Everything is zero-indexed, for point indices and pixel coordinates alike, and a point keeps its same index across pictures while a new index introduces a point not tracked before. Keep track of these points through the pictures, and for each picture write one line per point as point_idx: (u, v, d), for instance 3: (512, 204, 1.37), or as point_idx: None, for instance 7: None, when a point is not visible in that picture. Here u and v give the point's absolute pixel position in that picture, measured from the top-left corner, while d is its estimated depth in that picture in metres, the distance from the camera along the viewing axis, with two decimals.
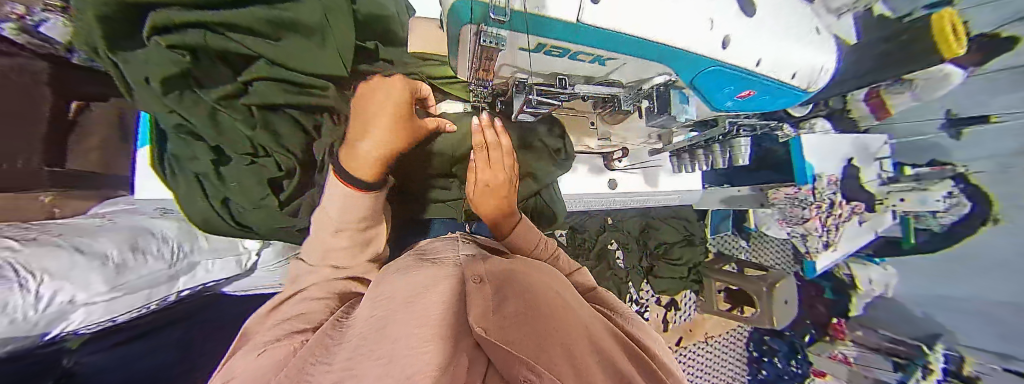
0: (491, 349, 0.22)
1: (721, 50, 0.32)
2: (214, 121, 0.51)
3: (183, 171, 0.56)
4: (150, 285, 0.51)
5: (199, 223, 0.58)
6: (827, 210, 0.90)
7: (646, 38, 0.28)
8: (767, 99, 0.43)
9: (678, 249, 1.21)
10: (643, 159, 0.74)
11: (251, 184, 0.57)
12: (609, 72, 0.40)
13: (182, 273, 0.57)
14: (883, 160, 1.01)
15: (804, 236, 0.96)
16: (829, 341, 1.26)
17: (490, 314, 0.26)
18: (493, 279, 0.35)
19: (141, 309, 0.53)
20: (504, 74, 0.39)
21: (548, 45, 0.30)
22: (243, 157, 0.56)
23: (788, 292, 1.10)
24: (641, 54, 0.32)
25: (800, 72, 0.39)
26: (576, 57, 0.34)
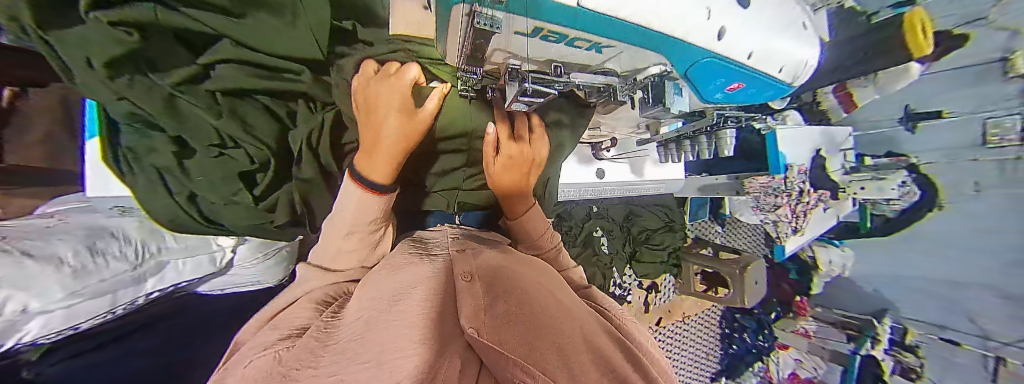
0: (483, 349, 0.22)
1: (716, 43, 0.25)
2: (174, 110, 0.46)
3: (141, 166, 0.50)
4: (115, 289, 0.48)
5: (165, 222, 0.54)
6: (796, 198, 0.95)
7: (664, 33, 0.22)
8: (754, 93, 0.40)
9: (659, 234, 1.27)
10: (631, 149, 0.76)
11: (221, 177, 0.54)
12: (606, 60, 0.33)
13: (150, 275, 0.54)
14: (846, 151, 1.08)
15: (776, 222, 1.04)
16: (793, 317, 1.37)
17: (481, 313, 0.26)
18: (483, 276, 0.35)
19: (106, 315, 0.50)
20: (495, 60, 0.34)
21: (547, 29, 0.23)
22: (210, 149, 0.52)
23: (758, 273, 1.18)
24: (650, 46, 0.25)
25: (787, 67, 0.34)
26: (573, 44, 0.27)
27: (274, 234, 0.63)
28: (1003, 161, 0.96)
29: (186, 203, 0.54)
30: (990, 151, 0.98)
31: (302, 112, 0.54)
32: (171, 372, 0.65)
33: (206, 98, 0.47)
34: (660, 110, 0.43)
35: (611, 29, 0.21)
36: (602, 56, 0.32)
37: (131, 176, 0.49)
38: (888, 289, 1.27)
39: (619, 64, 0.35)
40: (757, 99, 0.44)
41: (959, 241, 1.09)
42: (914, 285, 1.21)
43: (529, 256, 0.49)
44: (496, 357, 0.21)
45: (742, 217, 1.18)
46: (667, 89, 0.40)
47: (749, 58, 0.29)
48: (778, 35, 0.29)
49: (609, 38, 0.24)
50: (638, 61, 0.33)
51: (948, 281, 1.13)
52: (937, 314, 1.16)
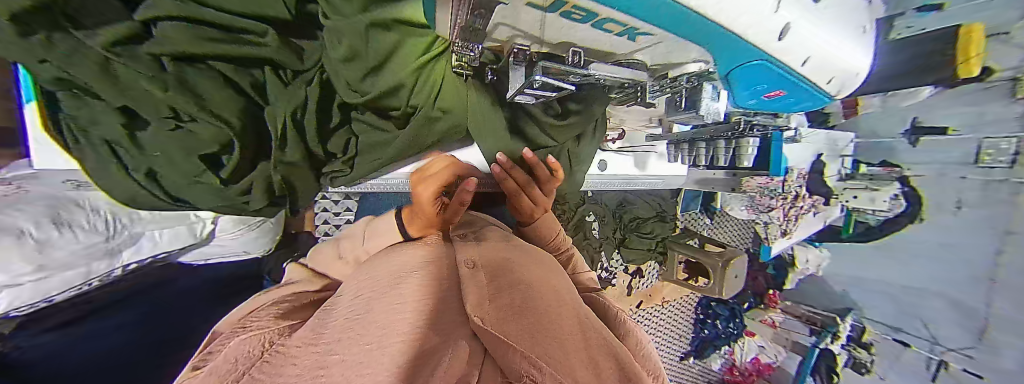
0: (487, 338, 0.24)
1: (776, 43, 0.23)
2: (115, 78, 0.34)
3: (86, 138, 0.38)
4: (86, 263, 0.45)
5: (124, 200, 0.43)
6: (791, 201, 0.95)
7: (725, 25, 0.19)
8: (791, 101, 0.38)
9: (650, 224, 1.28)
10: (638, 142, 0.75)
11: (180, 156, 0.42)
12: (637, 49, 0.30)
13: (124, 247, 0.51)
14: (845, 157, 1.07)
15: (766, 223, 1.05)
16: (764, 308, 1.45)
17: (486, 302, 0.27)
18: (486, 263, 0.35)
19: (82, 287, 0.48)
20: (499, 37, 0.29)
21: (572, 4, 0.18)
22: (164, 122, 0.39)
23: (739, 268, 1.23)
24: (695, 39, 0.22)
25: (838, 77, 0.33)
26: (603, 26, 0.23)
27: (252, 214, 0.52)
28: (987, 180, 0.98)
29: (144, 181, 0.42)
30: (978, 169, 1.00)
31: (274, 84, 0.43)
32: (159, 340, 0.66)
33: (151, 65, 0.33)
34: (691, 116, 0.40)
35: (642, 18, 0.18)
36: (636, 44, 0.28)
37: (78, 151, 0.39)
38: (855, 291, 1.37)
39: (651, 53, 0.32)
40: (789, 111, 0.43)
41: (929, 252, 1.16)
42: (877, 287, 1.31)
43: (531, 246, 0.49)
44: (502, 346, 0.22)
45: (732, 212, 1.18)
46: (705, 92, 0.37)
47: (802, 64, 0.28)
48: (835, 35, 0.27)
49: (650, 24, 0.20)
50: (677, 53, 0.31)
51: (910, 289, 1.22)
52: (895, 315, 1.27)
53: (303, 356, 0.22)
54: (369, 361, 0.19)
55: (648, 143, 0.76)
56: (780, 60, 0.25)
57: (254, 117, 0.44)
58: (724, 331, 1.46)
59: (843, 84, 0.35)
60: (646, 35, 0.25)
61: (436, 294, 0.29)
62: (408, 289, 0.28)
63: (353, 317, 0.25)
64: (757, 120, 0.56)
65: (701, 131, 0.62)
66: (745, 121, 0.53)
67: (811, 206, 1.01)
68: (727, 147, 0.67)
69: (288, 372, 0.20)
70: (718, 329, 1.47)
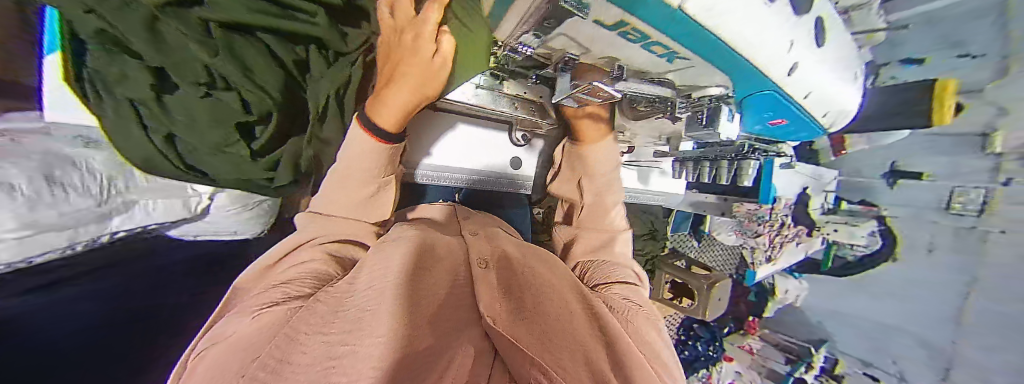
0: (498, 339, 0.26)
1: (786, 76, 0.28)
2: (159, 37, 0.33)
3: (112, 96, 0.35)
4: (76, 224, 0.44)
5: (136, 163, 0.40)
6: (778, 229, 0.99)
7: (744, 53, 0.21)
8: (789, 129, 0.44)
9: (642, 241, 1.30)
10: (644, 158, 0.76)
11: (208, 124, 0.39)
12: (670, 70, 0.32)
13: (116, 212, 0.49)
14: (828, 193, 1.14)
15: (753, 248, 1.09)
16: (743, 334, 1.50)
17: (497, 305, 0.30)
18: (497, 266, 0.38)
19: (67, 249, 0.46)
20: (554, 46, 0.30)
21: (630, 26, 0.20)
22: (196, 89, 0.37)
23: (722, 291, 1.25)
24: (718, 64, 0.25)
25: (830, 112, 0.38)
26: (648, 47, 0.25)
27: (269, 191, 0.51)
28: (958, 227, 1.09)
29: (162, 144, 0.39)
30: (948, 216, 1.11)
31: (318, 63, 0.42)
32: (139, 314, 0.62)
33: (197, 29, 0.33)
34: (710, 132, 0.42)
35: (684, 42, 0.21)
36: (668, 66, 0.31)
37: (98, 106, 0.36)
38: (831, 324, 1.42)
39: (680, 75, 0.33)
40: (789, 136, 0.49)
41: (899, 290, 1.23)
42: (852, 322, 1.36)
43: (542, 248, 0.50)
44: (510, 350, 0.24)
45: (719, 236, 1.20)
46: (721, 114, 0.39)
47: (805, 96, 0.33)
48: (825, 67, 0.32)
49: (691, 50, 0.22)
50: (699, 79, 0.33)
51: (883, 324, 1.29)
52: (865, 350, 1.34)
53: (312, 343, 0.22)
54: (377, 356, 0.19)
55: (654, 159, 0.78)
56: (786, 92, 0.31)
57: (293, 93, 0.43)
58: (704, 353, 1.42)
59: (834, 117, 0.41)
60: (681, 60, 0.28)
61: (451, 298, 0.32)
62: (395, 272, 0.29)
63: (369, 304, 0.25)
64: (757, 146, 0.60)
65: (706, 151, 0.64)
66: (749, 143, 0.55)
67: (795, 235, 1.05)
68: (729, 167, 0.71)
69: (299, 360, 0.20)
70: (698, 351, 1.44)
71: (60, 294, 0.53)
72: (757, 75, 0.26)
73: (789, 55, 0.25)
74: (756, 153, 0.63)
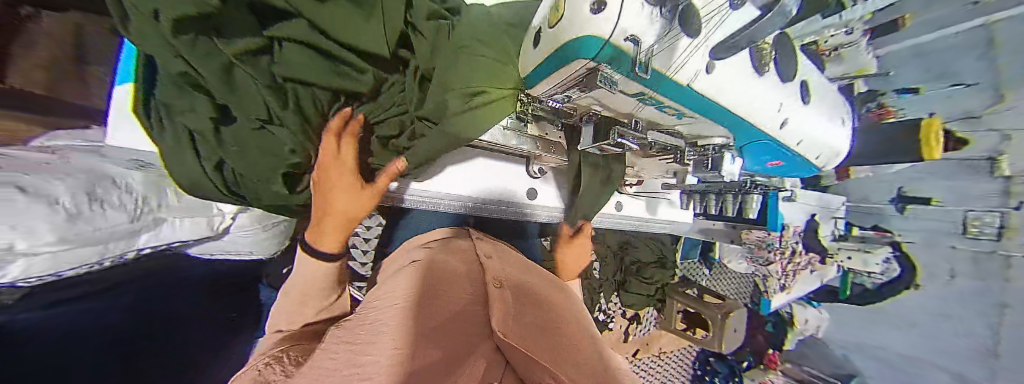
0: (510, 351, 0.24)
1: (778, 128, 0.39)
2: (230, 79, 0.36)
3: (173, 124, 0.38)
4: (109, 239, 0.45)
5: (183, 184, 0.41)
6: (789, 256, 0.95)
7: (725, 105, 0.33)
8: (786, 169, 0.49)
9: (650, 269, 1.26)
10: (651, 189, 0.79)
11: (258, 152, 0.43)
12: (680, 124, 0.40)
13: (146, 229, 0.51)
14: (837, 219, 1.11)
15: (765, 276, 1.07)
16: (763, 369, 1.35)
17: (511, 317, 0.28)
18: (510, 283, 0.36)
19: (92, 265, 0.47)
20: (580, 103, 0.38)
21: (648, 95, 0.32)
22: (252, 122, 0.41)
23: (738, 322, 1.17)
24: (715, 116, 0.35)
25: (823, 154, 0.46)
26: (663, 109, 0.35)
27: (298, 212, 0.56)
28: (977, 252, 1.05)
29: (212, 172, 0.41)
30: (967, 240, 1.07)
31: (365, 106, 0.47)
32: (150, 334, 0.61)
33: (266, 74, 0.37)
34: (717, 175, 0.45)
35: (686, 103, 0.32)
36: (678, 121, 0.38)
37: (158, 135, 0.38)
38: (858, 358, 1.36)
39: (688, 127, 0.40)
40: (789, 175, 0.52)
41: (925, 320, 1.18)
42: (879, 354, 1.30)
43: (552, 275, 0.49)
44: (521, 363, 0.24)
45: (730, 264, 1.18)
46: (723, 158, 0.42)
47: (798, 144, 0.42)
48: (808, 118, 0.40)
49: (694, 110, 0.34)
50: (705, 130, 0.40)
51: (910, 356, 1.23)
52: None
53: (340, 351, 0.25)
54: (391, 371, 0.19)
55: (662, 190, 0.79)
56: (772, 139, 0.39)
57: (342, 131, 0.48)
58: None
59: (828, 159, 0.48)
60: (689, 117, 0.37)
61: (463, 306, 0.31)
62: (402, 304, 0.30)
63: (392, 326, 0.26)
64: (759, 180, 0.62)
65: (710, 184, 0.67)
66: (752, 180, 0.60)
67: (807, 263, 1.03)
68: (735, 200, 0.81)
69: (326, 365, 0.22)
70: None
71: (104, 296, 0.54)
72: (734, 117, 0.35)
73: (779, 112, 0.37)
74: (759, 186, 0.66)
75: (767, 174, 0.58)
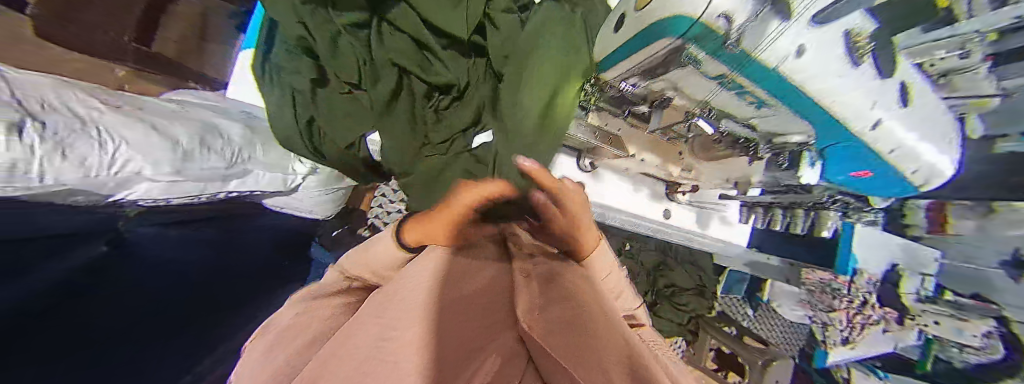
0: (535, 349, 0.18)
1: (880, 133, 0.35)
2: (336, 44, 0.45)
3: (280, 82, 0.47)
4: (206, 179, 0.54)
5: (279, 137, 0.48)
6: (859, 307, 0.85)
7: (824, 102, 0.30)
8: (877, 183, 0.49)
9: (687, 296, 1.18)
10: (707, 199, 0.74)
11: (341, 116, 0.48)
12: (753, 116, 0.42)
13: (235, 176, 0.59)
14: (926, 276, 0.86)
15: (825, 324, 0.95)
16: None
17: (535, 309, 0.22)
18: (541, 272, 0.29)
19: (194, 197, 0.57)
20: (654, 87, 0.45)
21: (728, 77, 0.33)
22: (342, 86, 0.48)
23: (781, 373, 1.01)
24: (804, 111, 0.33)
25: (925, 171, 0.43)
26: (742, 96, 0.36)
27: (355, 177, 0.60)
28: None
29: (303, 126, 0.47)
30: None
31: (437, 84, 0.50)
32: (226, 267, 0.69)
33: (361, 41, 0.46)
34: (790, 173, 0.56)
35: (771, 90, 0.31)
36: (753, 112, 0.40)
37: (270, 89, 0.47)
38: None
39: (765, 122, 0.43)
40: (874, 191, 0.53)
41: None
42: None
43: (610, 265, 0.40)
44: (543, 356, 0.17)
45: (780, 309, 1.05)
46: (803, 159, 0.52)
47: (890, 152, 0.39)
48: (920, 137, 0.37)
49: (775, 97, 0.33)
50: (790, 127, 0.41)
51: None
52: None
53: (354, 323, 0.23)
54: (415, 344, 0.17)
55: (720, 201, 0.75)
56: (864, 141, 0.36)
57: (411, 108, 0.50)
58: None
59: (928, 178, 0.45)
60: (767, 108, 0.38)
61: (491, 290, 0.26)
62: (432, 260, 0.27)
63: (413, 287, 0.24)
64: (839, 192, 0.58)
65: (779, 196, 0.65)
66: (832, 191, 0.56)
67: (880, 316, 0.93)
68: (805, 216, 0.78)
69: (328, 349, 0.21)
70: None
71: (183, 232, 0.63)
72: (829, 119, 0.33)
73: (888, 117, 0.33)
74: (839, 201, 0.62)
75: (852, 191, 0.57)
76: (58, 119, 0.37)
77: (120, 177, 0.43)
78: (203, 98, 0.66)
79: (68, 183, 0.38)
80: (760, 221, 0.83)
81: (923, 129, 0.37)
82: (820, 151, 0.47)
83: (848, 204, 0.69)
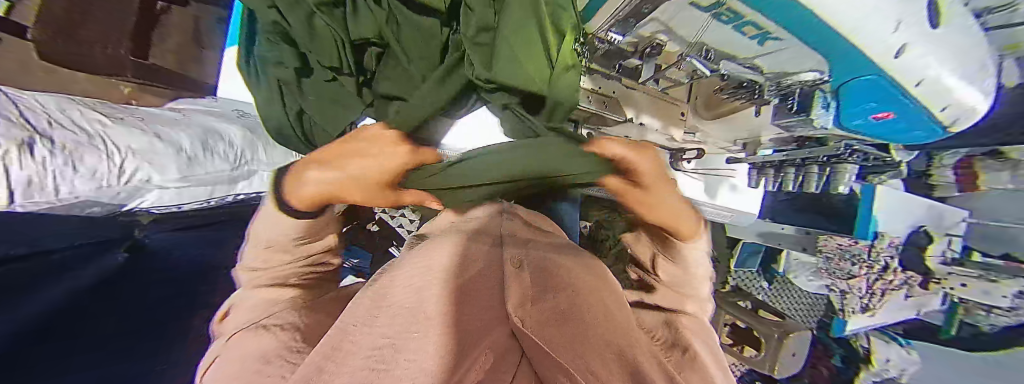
0: (526, 349, 0.15)
1: (891, 58, 0.33)
2: (311, 26, 0.43)
3: (266, 75, 0.46)
4: (215, 183, 0.55)
5: (271, 130, 0.49)
6: (877, 273, 0.82)
7: (833, 25, 0.29)
8: (901, 126, 0.46)
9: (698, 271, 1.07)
10: (713, 166, 0.75)
11: (329, 102, 0.48)
12: (760, 53, 0.44)
13: (242, 178, 0.60)
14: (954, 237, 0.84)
15: (842, 293, 0.90)
16: None
17: (528, 303, 0.19)
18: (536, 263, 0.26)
19: (203, 203, 0.58)
20: (647, 32, 0.48)
21: (724, 6, 0.35)
22: (325, 71, 0.46)
23: (800, 345, 0.97)
24: (816, 43, 0.34)
25: (951, 106, 0.40)
26: (742, 28, 0.39)
27: None
28: None
29: (294, 117, 0.48)
30: None
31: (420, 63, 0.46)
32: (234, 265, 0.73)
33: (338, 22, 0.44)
34: (801, 118, 0.52)
35: (777, 19, 0.32)
36: (759, 48, 0.43)
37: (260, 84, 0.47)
38: None
39: (768, 61, 0.45)
40: (900, 137, 0.50)
41: None
42: None
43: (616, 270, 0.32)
44: (542, 359, 0.14)
45: (795, 280, 1.05)
46: (816, 102, 0.48)
47: (918, 85, 0.36)
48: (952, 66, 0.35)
49: (778, 24, 0.33)
50: (792, 62, 0.43)
51: None
52: None
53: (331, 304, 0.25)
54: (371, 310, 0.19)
55: (728, 167, 0.76)
56: (889, 71, 0.34)
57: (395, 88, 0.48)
58: None
59: (957, 115, 0.42)
60: (773, 41, 0.40)
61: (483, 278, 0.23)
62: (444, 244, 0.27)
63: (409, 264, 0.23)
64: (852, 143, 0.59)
65: (792, 155, 0.65)
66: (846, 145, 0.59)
67: (902, 283, 0.85)
68: (823, 174, 0.74)
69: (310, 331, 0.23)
70: None
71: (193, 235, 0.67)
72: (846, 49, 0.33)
73: (895, 35, 0.30)
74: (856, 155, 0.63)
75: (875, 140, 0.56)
76: (62, 134, 0.40)
77: (130, 186, 0.45)
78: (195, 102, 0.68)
79: (80, 197, 0.40)
80: (772, 184, 0.80)
81: (951, 55, 0.35)
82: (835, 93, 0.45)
83: (868, 155, 0.66)
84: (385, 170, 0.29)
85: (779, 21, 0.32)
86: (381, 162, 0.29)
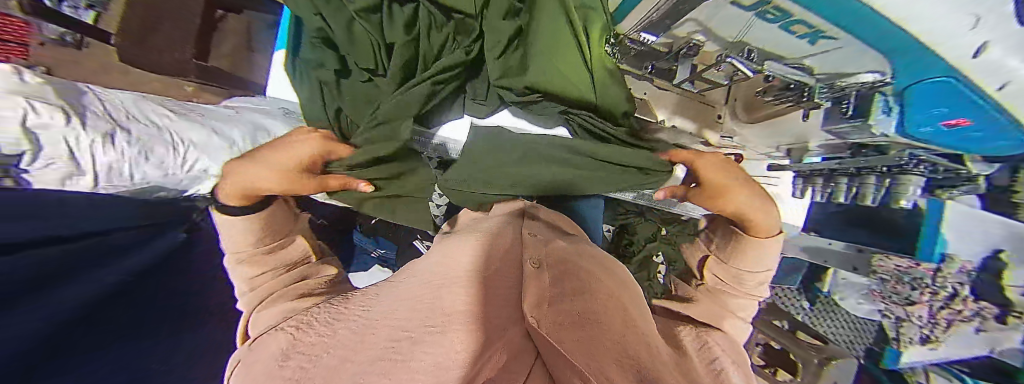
0: (544, 346, 0.15)
1: (965, 51, 0.38)
2: (350, 29, 0.45)
3: (309, 76, 0.49)
4: None
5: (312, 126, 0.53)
6: (944, 301, 0.71)
7: (881, 8, 0.37)
8: (979, 136, 0.46)
9: None
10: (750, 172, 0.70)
11: (365, 102, 0.49)
12: (813, 53, 0.52)
13: None
14: None
15: (898, 319, 0.81)
16: None
17: (545, 303, 0.19)
18: (554, 263, 0.25)
19: None
20: (681, 32, 0.49)
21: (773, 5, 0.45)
22: (363, 73, 0.48)
23: (844, 375, 0.89)
24: (868, 37, 0.42)
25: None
26: (795, 28, 0.49)
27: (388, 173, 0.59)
28: None
29: (333, 117, 0.50)
30: None
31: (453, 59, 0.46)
32: None
33: (374, 23, 0.45)
34: (858, 124, 0.52)
35: (824, 12, 0.41)
36: (812, 48, 0.52)
37: (303, 85, 0.50)
38: None
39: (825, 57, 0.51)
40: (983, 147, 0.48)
41: None
42: None
43: (627, 283, 0.31)
44: (552, 354, 0.14)
45: (843, 303, 0.95)
46: (874, 105, 0.49)
47: (972, 63, 0.39)
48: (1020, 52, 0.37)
49: (835, 15, 0.41)
50: (850, 63, 0.50)
51: None
52: None
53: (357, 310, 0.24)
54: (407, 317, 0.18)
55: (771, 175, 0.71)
56: (952, 62, 0.40)
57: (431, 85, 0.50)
58: None
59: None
60: (826, 40, 0.48)
61: (497, 274, 0.23)
62: (469, 249, 0.27)
63: (436, 265, 0.26)
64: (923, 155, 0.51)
65: (845, 162, 0.58)
66: (915, 154, 0.50)
67: (973, 313, 0.71)
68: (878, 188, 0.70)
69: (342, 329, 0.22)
70: None
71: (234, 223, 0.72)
72: (886, 32, 0.40)
73: (976, 14, 0.35)
74: (927, 162, 0.51)
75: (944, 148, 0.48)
76: (139, 127, 0.46)
77: (192, 174, 0.51)
78: (245, 101, 0.74)
79: (153, 181, 0.47)
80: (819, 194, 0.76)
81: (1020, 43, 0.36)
82: (897, 97, 0.48)
83: (935, 169, 0.61)
84: (293, 156, 0.36)
85: (826, 14, 0.41)
86: (277, 148, 0.36)
